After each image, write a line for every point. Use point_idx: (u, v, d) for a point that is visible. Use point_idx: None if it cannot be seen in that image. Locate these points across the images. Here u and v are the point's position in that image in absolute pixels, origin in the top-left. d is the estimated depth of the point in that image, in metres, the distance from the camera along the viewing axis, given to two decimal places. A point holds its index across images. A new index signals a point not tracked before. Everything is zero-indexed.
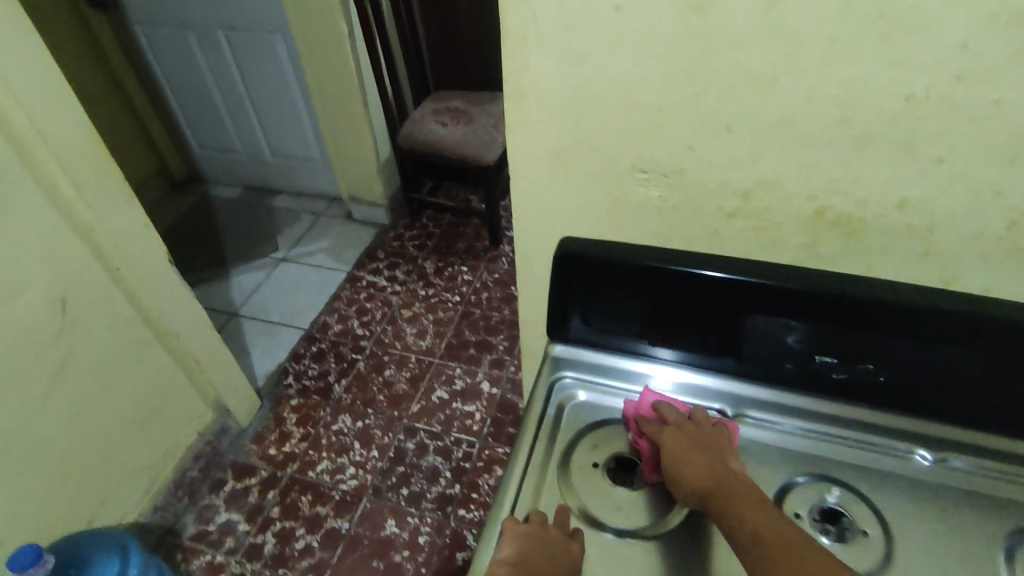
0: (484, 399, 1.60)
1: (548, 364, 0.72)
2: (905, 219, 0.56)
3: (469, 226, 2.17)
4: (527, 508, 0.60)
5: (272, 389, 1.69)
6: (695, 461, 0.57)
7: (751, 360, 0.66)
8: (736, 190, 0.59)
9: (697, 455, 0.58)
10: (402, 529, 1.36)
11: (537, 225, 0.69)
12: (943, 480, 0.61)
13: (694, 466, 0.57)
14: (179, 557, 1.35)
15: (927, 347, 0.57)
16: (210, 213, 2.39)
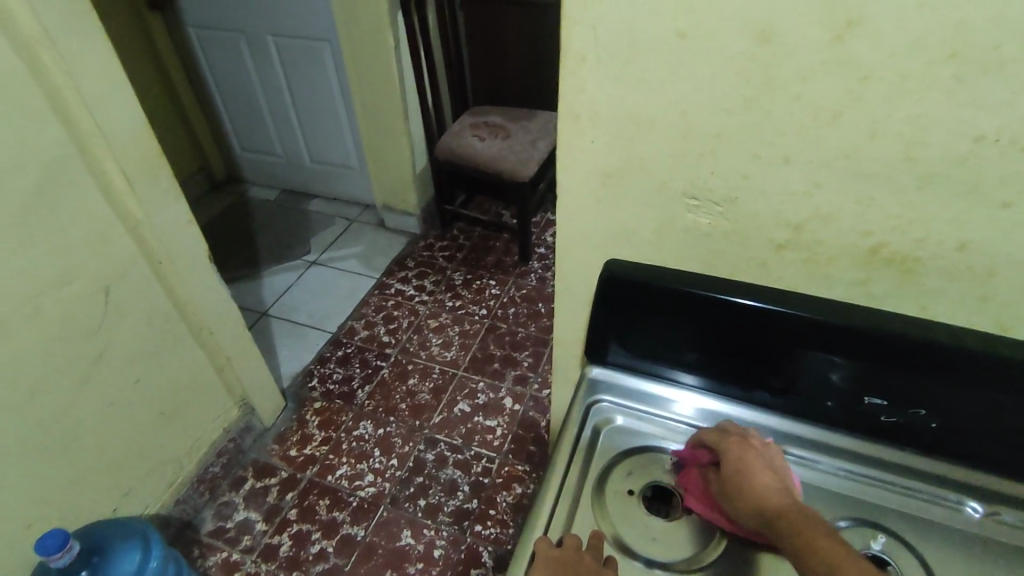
0: (507, 415, 1.59)
1: (585, 386, 0.72)
2: (965, 262, 0.54)
3: (499, 241, 2.19)
4: (559, 530, 0.59)
5: (296, 390, 1.70)
6: (763, 478, 0.56)
7: (795, 396, 0.65)
8: (788, 222, 0.58)
9: (761, 480, 0.56)
10: (417, 541, 1.35)
11: (580, 246, 0.68)
12: (994, 536, 0.58)
13: (761, 483, 0.55)
14: (196, 552, 1.36)
15: (984, 397, 0.55)
16: (247, 213, 2.44)
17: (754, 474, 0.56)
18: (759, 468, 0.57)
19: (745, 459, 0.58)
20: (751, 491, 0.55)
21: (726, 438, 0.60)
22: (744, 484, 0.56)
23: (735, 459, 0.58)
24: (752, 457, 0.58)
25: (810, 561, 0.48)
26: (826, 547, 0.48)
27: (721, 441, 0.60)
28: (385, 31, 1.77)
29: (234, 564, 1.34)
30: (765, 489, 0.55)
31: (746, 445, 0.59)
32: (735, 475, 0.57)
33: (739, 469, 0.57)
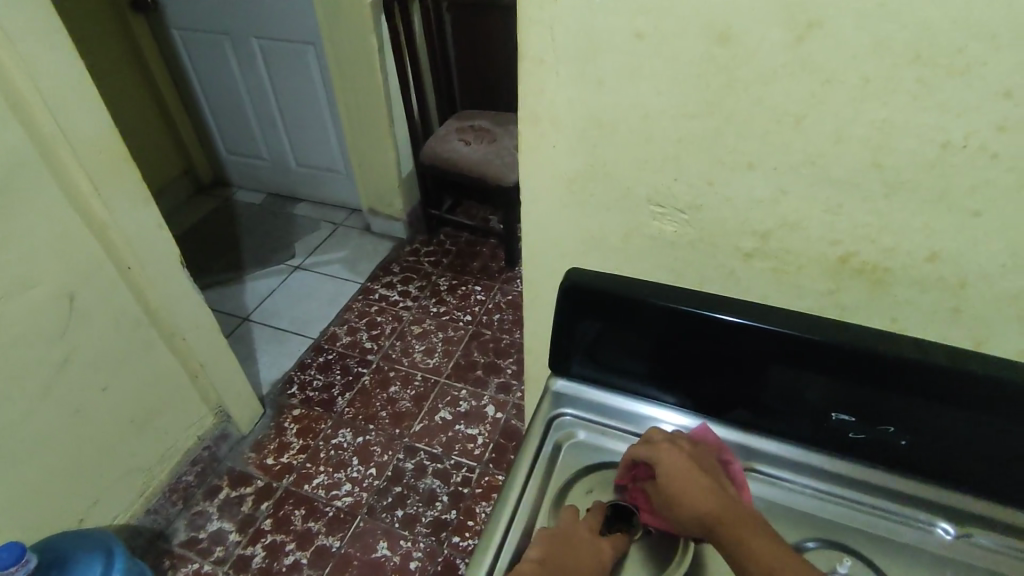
0: (488, 423, 1.57)
1: (548, 399, 0.69)
2: (937, 273, 0.52)
3: (486, 246, 2.16)
4: (512, 555, 0.56)
5: (275, 397, 1.68)
6: (698, 484, 0.53)
7: (763, 410, 0.61)
8: (755, 230, 0.56)
9: (695, 488, 0.53)
10: (394, 552, 1.32)
11: (545, 253, 0.66)
12: (964, 558, 0.55)
13: (697, 491, 0.53)
14: (167, 564, 1.32)
15: (955, 415, 0.51)
16: (232, 217, 2.41)
17: (688, 483, 0.54)
18: (690, 476, 0.54)
19: (673, 467, 0.55)
20: (688, 505, 0.52)
21: (656, 447, 0.57)
22: (681, 497, 0.53)
23: (668, 469, 0.55)
24: (680, 464, 0.55)
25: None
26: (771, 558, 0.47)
27: (652, 451, 0.57)
28: (369, 34, 1.75)
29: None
30: (702, 498, 0.52)
31: (678, 452, 0.56)
32: (670, 488, 0.54)
33: (674, 481, 0.54)
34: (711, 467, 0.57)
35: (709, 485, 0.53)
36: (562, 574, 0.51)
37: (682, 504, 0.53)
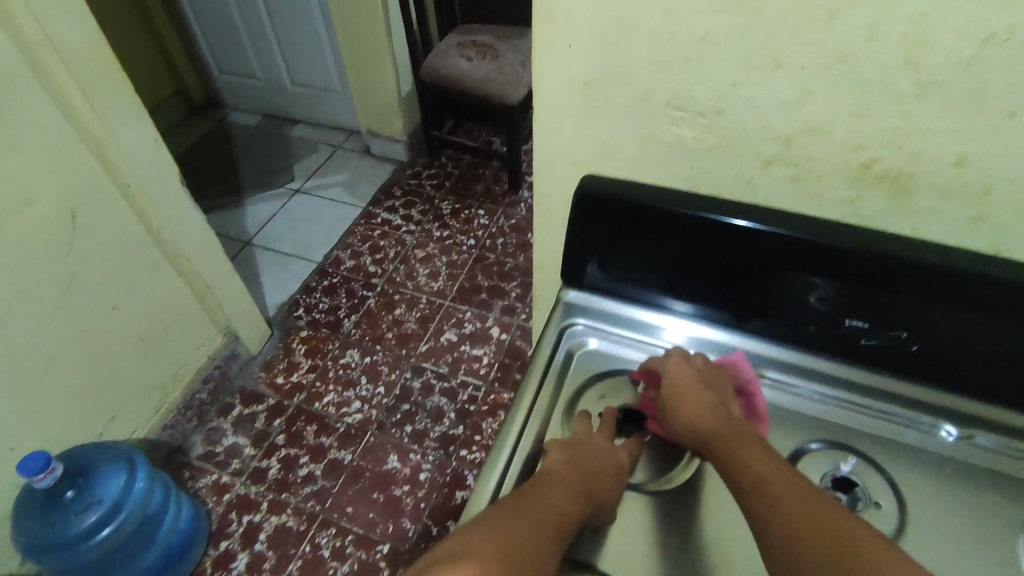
0: (493, 344, 1.59)
1: (560, 309, 0.69)
2: (962, 178, 0.51)
3: (489, 169, 2.12)
4: (527, 456, 0.58)
5: (282, 319, 1.69)
6: (702, 398, 0.55)
7: (775, 319, 0.61)
8: (777, 136, 0.54)
9: (695, 402, 0.55)
10: (404, 464, 1.37)
11: (557, 163, 0.65)
12: (965, 458, 0.57)
13: (699, 404, 0.54)
14: (186, 475, 1.38)
15: (970, 319, 0.51)
16: (227, 139, 2.35)
17: (691, 396, 0.55)
18: (693, 390, 0.56)
19: (678, 380, 0.57)
20: (688, 416, 0.54)
21: (668, 359, 0.59)
22: (684, 407, 0.55)
23: (677, 381, 0.56)
24: (685, 378, 0.57)
25: (740, 482, 0.48)
26: (758, 467, 0.47)
27: (664, 364, 0.59)
28: None
29: (224, 486, 1.36)
30: (705, 412, 0.54)
31: (688, 367, 0.58)
32: (675, 399, 0.55)
33: (680, 393, 0.56)
34: (719, 385, 0.57)
35: (710, 401, 0.55)
36: (586, 470, 0.51)
37: (683, 415, 0.55)
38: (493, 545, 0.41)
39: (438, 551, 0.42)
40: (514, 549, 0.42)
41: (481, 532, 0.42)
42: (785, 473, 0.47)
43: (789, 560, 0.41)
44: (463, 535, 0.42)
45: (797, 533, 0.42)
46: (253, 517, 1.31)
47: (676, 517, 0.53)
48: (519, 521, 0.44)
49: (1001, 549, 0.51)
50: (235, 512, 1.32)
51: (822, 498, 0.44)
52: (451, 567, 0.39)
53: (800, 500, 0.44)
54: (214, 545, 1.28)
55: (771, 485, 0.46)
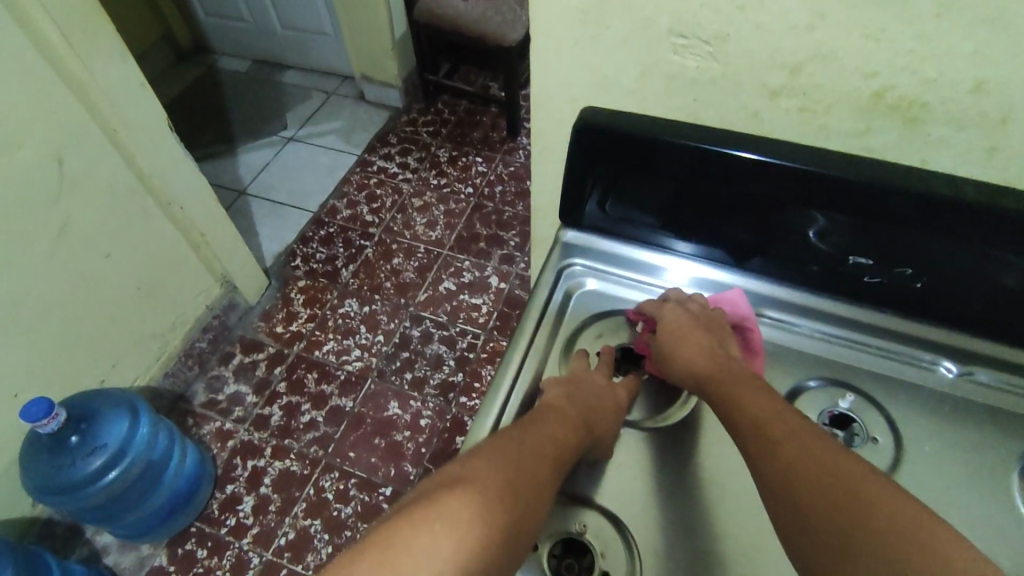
0: (492, 293, 1.59)
1: (558, 250, 0.67)
2: (978, 106, 0.49)
3: (486, 115, 2.07)
4: (525, 394, 0.58)
5: (279, 269, 1.68)
6: (697, 340, 0.55)
7: (778, 257, 0.60)
8: (785, 64, 0.51)
9: (691, 344, 0.54)
10: (404, 411, 1.39)
11: (555, 97, 0.62)
12: (964, 394, 0.56)
13: (695, 346, 0.54)
14: (190, 422, 1.40)
15: (980, 253, 0.50)
16: (217, 86, 2.28)
17: (686, 338, 0.55)
18: (689, 333, 0.55)
19: (674, 323, 0.56)
20: (685, 357, 0.54)
21: (664, 306, 0.59)
22: (677, 348, 0.54)
23: (671, 324, 0.56)
24: (682, 321, 0.57)
25: (737, 422, 0.47)
26: (753, 407, 0.47)
27: (658, 311, 0.59)
28: None
29: (227, 433, 1.38)
30: (699, 353, 0.54)
31: (684, 311, 0.57)
32: (670, 341, 0.55)
33: (674, 334, 0.56)
34: (716, 325, 0.57)
35: (706, 344, 0.54)
36: (585, 403, 0.51)
37: (679, 356, 0.54)
38: (496, 472, 0.42)
39: (441, 476, 0.42)
40: (516, 481, 0.42)
41: (484, 458, 0.43)
42: (783, 412, 0.47)
43: (788, 500, 0.41)
44: (465, 462, 0.43)
45: (794, 472, 0.42)
46: (257, 462, 1.33)
47: (673, 453, 0.53)
48: (521, 450, 0.44)
49: (996, 483, 0.51)
50: (239, 457, 1.35)
51: (822, 436, 0.44)
52: (455, 492, 0.39)
53: (798, 438, 0.44)
54: (220, 489, 1.31)
55: (768, 424, 0.46)
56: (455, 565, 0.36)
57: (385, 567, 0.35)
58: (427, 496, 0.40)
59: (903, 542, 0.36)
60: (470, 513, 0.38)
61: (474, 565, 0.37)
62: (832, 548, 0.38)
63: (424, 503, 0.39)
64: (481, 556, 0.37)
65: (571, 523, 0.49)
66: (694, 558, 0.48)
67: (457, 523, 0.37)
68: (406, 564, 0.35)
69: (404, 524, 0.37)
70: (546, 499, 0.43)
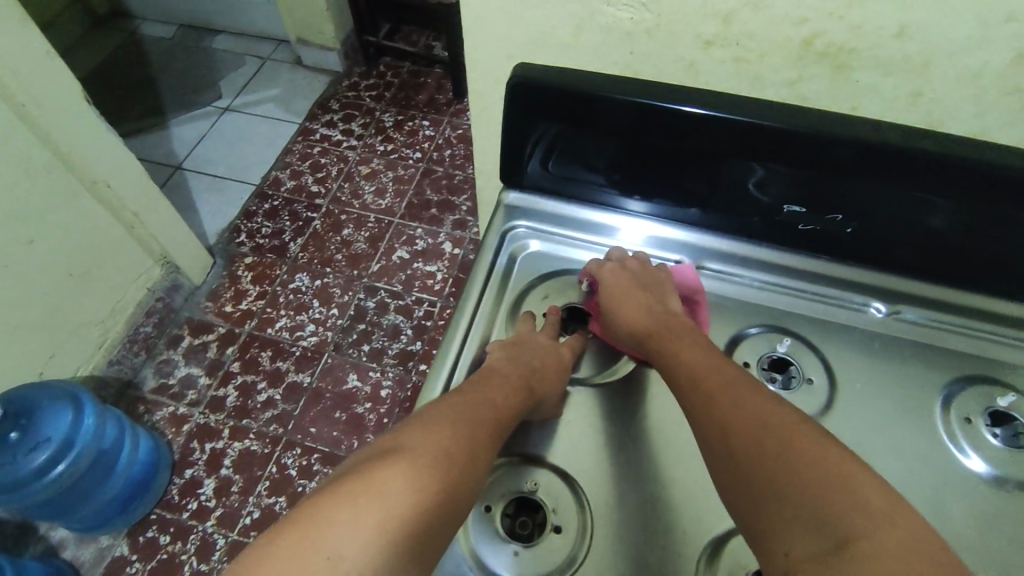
0: (446, 259, 1.57)
1: (501, 212, 0.66)
2: (903, 50, 0.49)
3: (431, 76, 2.01)
4: (474, 359, 0.58)
5: (224, 246, 1.62)
6: (637, 299, 0.56)
7: (717, 210, 0.61)
8: (718, 12, 0.51)
9: (631, 303, 0.56)
10: (364, 383, 1.38)
11: (491, 53, 0.60)
12: (894, 332, 0.59)
13: (635, 305, 0.56)
14: (141, 409, 1.36)
15: (905, 196, 0.51)
16: (141, 53, 2.14)
17: (626, 297, 0.56)
18: (629, 292, 0.57)
19: (614, 284, 0.58)
20: (625, 317, 0.55)
21: (603, 266, 0.60)
22: (618, 308, 0.56)
23: (611, 285, 0.58)
24: (620, 282, 0.58)
25: (676, 378, 0.49)
26: (689, 363, 0.49)
27: (598, 270, 0.60)
28: None
29: (182, 417, 1.35)
30: (639, 313, 0.55)
31: (623, 271, 0.59)
32: (611, 302, 0.57)
33: (614, 293, 0.57)
34: (658, 284, 0.59)
35: (645, 301, 0.56)
36: (528, 366, 0.52)
37: (620, 317, 0.56)
38: (429, 440, 0.42)
39: (375, 448, 0.42)
40: (449, 445, 0.42)
41: (417, 428, 0.43)
42: (721, 364, 0.48)
43: (721, 452, 0.43)
44: (399, 433, 0.43)
45: (727, 426, 0.43)
46: (215, 444, 1.31)
47: (622, 406, 0.54)
48: (458, 416, 0.45)
49: (923, 415, 0.54)
50: (197, 441, 1.32)
51: (756, 386, 0.46)
52: (385, 463, 0.40)
53: (732, 390, 0.45)
54: (179, 474, 1.28)
55: (705, 379, 0.47)
56: (383, 533, 0.36)
57: (309, 544, 0.35)
58: (358, 469, 0.40)
59: (820, 489, 0.37)
60: (399, 482, 0.39)
61: (403, 532, 0.37)
62: (759, 497, 0.40)
63: (353, 478, 0.39)
64: (412, 521, 0.38)
65: (524, 481, 0.50)
66: (642, 506, 0.49)
67: (385, 493, 0.38)
68: (331, 539, 0.35)
69: (332, 498, 0.38)
70: (484, 459, 0.43)
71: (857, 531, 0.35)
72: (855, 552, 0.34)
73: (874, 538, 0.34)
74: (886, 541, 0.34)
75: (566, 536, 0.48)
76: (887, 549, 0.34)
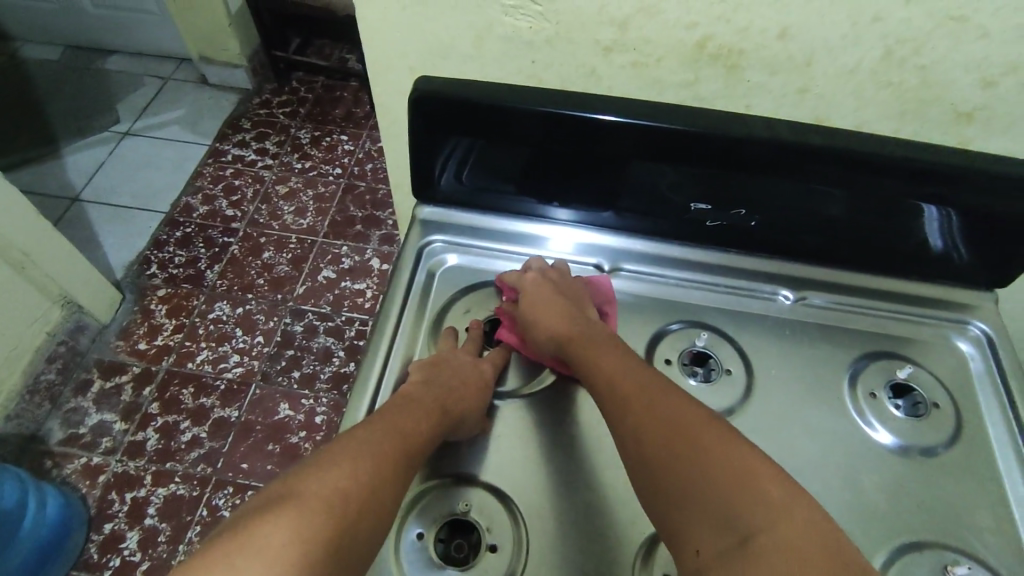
0: (375, 276, 1.54)
1: (416, 229, 0.65)
2: (787, 50, 0.51)
3: (347, 90, 1.97)
4: (397, 382, 0.56)
5: (133, 280, 1.52)
6: (556, 308, 0.56)
7: (629, 211, 0.62)
8: (613, 18, 0.52)
9: (553, 311, 0.56)
10: (297, 411, 1.32)
11: (394, 66, 0.59)
12: (802, 317, 0.62)
13: (554, 315, 0.55)
14: (49, 463, 1.25)
15: (798, 187, 0.54)
16: (25, 77, 1.98)
17: (547, 306, 0.56)
18: (550, 301, 0.56)
19: (537, 292, 0.57)
20: (544, 328, 0.55)
21: (525, 277, 0.59)
22: (539, 318, 0.55)
23: (534, 294, 0.57)
24: (542, 290, 0.57)
25: (598, 387, 0.49)
26: (610, 371, 0.49)
27: (521, 281, 0.59)
28: None
29: (96, 467, 1.25)
30: (557, 318, 0.55)
31: (545, 281, 0.58)
32: (532, 312, 0.56)
33: (534, 303, 0.56)
34: (576, 294, 0.59)
35: (565, 310, 0.56)
36: (448, 386, 0.51)
37: (539, 327, 0.55)
38: (326, 486, 0.40)
39: (266, 495, 0.40)
40: (347, 489, 0.40)
41: (315, 473, 0.40)
42: (642, 371, 0.49)
43: (641, 457, 0.44)
44: (296, 475, 0.41)
45: (644, 432, 0.45)
46: (137, 493, 1.22)
47: (551, 415, 0.54)
48: (362, 455, 0.42)
49: (835, 395, 0.57)
50: (115, 491, 1.22)
51: (675, 391, 0.47)
52: (273, 514, 0.37)
53: (652, 397, 0.46)
54: (97, 529, 1.18)
55: (625, 387, 0.48)
56: None
57: None
58: (246, 521, 0.38)
59: (731, 489, 0.39)
60: (291, 538, 0.36)
61: None
62: (671, 499, 0.41)
63: (241, 532, 0.37)
64: None
65: (456, 503, 0.49)
66: (578, 513, 0.49)
67: (275, 551, 0.35)
68: None
69: (215, 560, 0.35)
70: (388, 498, 0.42)
71: (759, 528, 0.37)
72: (756, 548, 0.37)
73: (774, 532, 0.37)
74: (784, 535, 0.37)
75: (502, 553, 0.47)
76: (785, 543, 0.36)
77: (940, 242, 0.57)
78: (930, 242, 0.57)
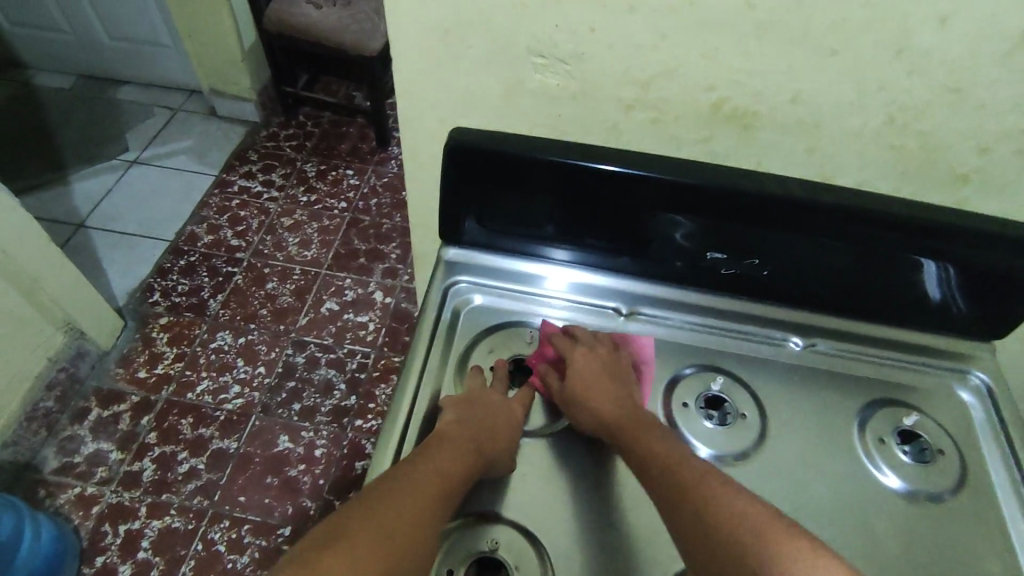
0: (378, 309, 1.55)
1: (442, 269, 0.68)
2: (798, 113, 0.55)
3: (353, 125, 2.02)
4: (424, 419, 0.57)
5: (135, 307, 1.52)
6: (604, 389, 0.57)
7: (646, 258, 0.65)
8: (636, 79, 0.55)
9: (601, 391, 0.56)
10: (296, 444, 1.32)
11: (425, 116, 0.62)
12: (811, 363, 0.64)
13: (603, 395, 0.56)
14: (42, 493, 1.23)
15: (809, 241, 0.57)
16: (35, 105, 2.01)
17: (597, 386, 0.57)
18: (598, 381, 0.57)
19: (585, 368, 0.58)
20: (593, 406, 0.55)
21: (574, 350, 0.60)
22: (589, 396, 0.56)
23: (581, 371, 0.58)
24: (592, 368, 0.58)
25: (652, 473, 0.50)
26: (664, 458, 0.50)
27: (569, 352, 0.60)
28: None
29: (91, 498, 1.23)
30: (606, 400, 0.56)
31: (592, 357, 0.59)
32: (580, 389, 0.57)
33: (584, 380, 0.57)
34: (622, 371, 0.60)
35: (613, 390, 0.57)
36: (480, 425, 0.52)
37: (587, 404, 0.56)
38: (378, 525, 0.41)
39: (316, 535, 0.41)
40: (394, 529, 0.42)
41: (366, 514, 0.42)
42: (694, 461, 0.50)
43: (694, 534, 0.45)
44: (346, 516, 0.42)
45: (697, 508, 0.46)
46: (131, 524, 1.20)
47: (575, 455, 0.56)
48: (409, 496, 0.44)
49: (844, 442, 0.59)
50: (109, 523, 1.20)
51: (728, 481, 0.48)
52: (331, 555, 0.39)
53: (707, 486, 0.47)
54: (89, 562, 1.16)
55: (680, 475, 0.49)
56: None
57: None
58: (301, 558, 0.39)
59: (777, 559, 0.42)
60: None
61: None
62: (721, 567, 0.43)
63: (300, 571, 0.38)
64: None
65: (483, 541, 0.50)
66: (602, 553, 0.50)
67: None
68: None
69: None
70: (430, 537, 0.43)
71: None
72: None
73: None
74: None
75: None
76: None
77: (939, 293, 0.60)
78: (930, 294, 0.60)
